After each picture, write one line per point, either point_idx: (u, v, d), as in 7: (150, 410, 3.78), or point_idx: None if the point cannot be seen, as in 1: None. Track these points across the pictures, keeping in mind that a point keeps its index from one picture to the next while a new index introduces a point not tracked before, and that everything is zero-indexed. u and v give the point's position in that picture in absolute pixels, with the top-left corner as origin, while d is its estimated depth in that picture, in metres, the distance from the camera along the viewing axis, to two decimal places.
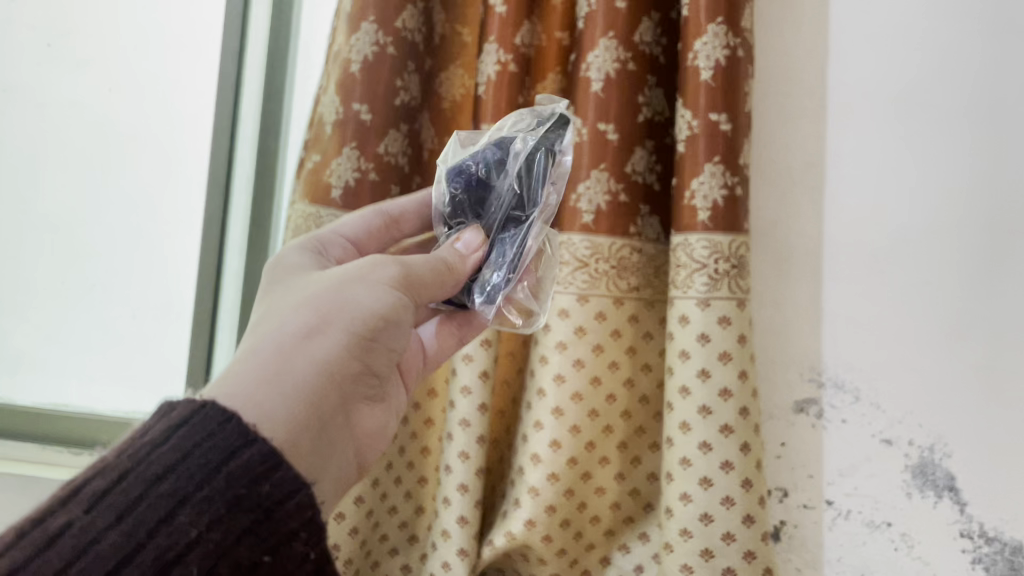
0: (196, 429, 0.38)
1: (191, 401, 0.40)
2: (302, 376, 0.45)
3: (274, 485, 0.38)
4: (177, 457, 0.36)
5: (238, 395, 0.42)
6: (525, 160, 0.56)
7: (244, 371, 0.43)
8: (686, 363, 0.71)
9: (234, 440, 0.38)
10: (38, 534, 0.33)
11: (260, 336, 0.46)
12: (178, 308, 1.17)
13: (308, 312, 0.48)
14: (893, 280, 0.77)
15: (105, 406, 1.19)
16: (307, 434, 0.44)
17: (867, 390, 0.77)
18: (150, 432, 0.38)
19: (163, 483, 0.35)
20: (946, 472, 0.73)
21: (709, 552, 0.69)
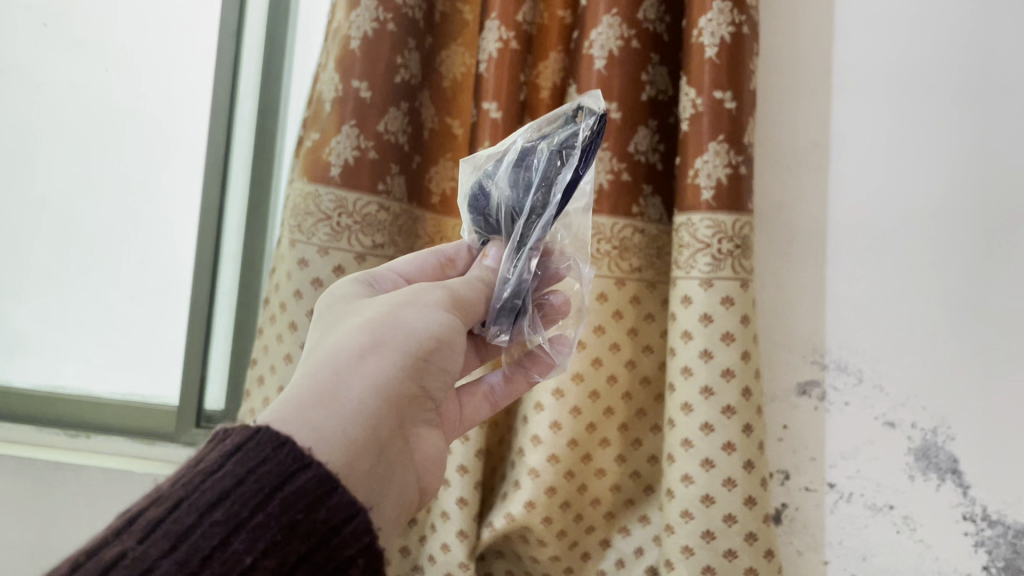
0: (251, 455, 0.36)
1: (246, 427, 0.38)
2: (359, 398, 0.43)
3: (330, 511, 0.36)
4: (230, 483, 0.35)
5: (296, 417, 0.40)
6: (520, 162, 0.53)
7: (300, 394, 0.42)
8: (688, 344, 0.70)
9: (287, 463, 0.36)
10: (92, 565, 0.31)
11: (315, 361, 0.45)
12: (175, 289, 1.16)
13: (364, 335, 0.46)
14: (898, 261, 0.76)
15: (101, 386, 1.18)
16: (363, 459, 0.42)
17: (870, 371, 0.76)
18: (204, 460, 0.36)
19: (217, 511, 0.34)
20: (949, 455, 0.73)
21: (710, 533, 0.69)
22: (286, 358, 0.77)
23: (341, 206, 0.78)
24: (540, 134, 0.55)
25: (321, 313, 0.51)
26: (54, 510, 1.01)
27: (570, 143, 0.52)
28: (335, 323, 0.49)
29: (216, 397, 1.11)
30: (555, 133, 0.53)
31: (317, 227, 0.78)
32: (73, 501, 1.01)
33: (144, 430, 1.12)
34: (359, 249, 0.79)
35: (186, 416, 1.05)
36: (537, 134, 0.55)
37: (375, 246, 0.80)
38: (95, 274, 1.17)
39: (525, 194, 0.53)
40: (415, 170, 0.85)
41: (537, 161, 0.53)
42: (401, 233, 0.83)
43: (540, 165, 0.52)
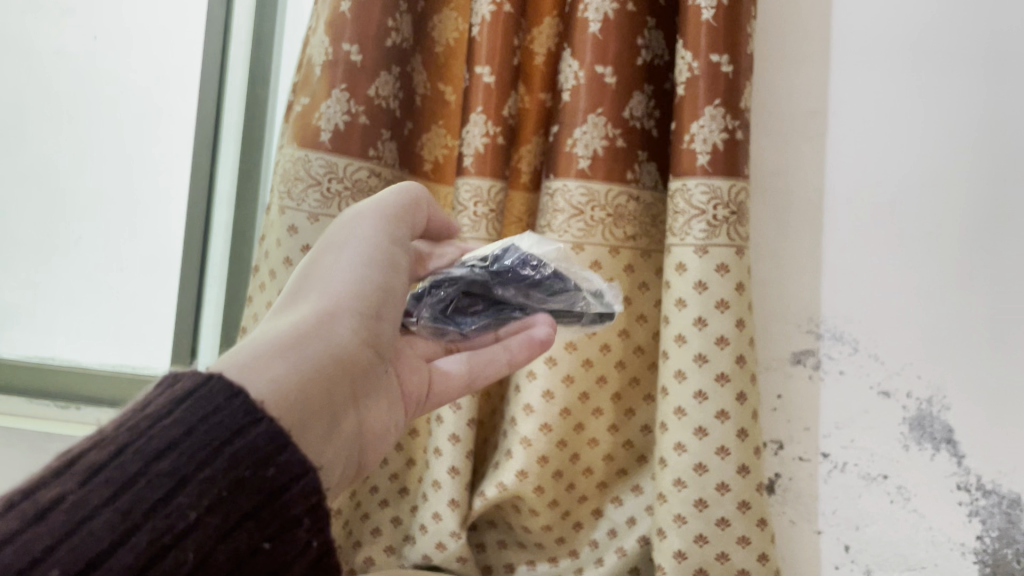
0: (202, 403, 0.34)
1: (198, 373, 0.36)
2: (318, 355, 0.42)
3: (278, 469, 0.33)
4: (180, 433, 0.32)
5: (259, 362, 0.39)
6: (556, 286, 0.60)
7: (260, 343, 0.41)
8: (682, 311, 0.70)
9: (238, 416, 0.34)
10: (27, 507, 0.29)
11: (279, 321, 0.44)
12: (165, 260, 1.15)
13: (331, 306, 0.46)
14: (896, 230, 0.75)
15: (91, 358, 1.17)
16: (315, 420, 0.41)
17: (866, 340, 0.75)
18: (151, 404, 0.34)
19: (163, 462, 0.31)
20: (944, 425, 0.72)
21: (703, 502, 0.68)
22: None
23: (331, 171, 0.76)
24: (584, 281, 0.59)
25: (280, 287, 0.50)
26: None
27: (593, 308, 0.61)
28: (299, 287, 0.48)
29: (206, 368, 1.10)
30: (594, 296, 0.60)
31: (306, 192, 0.76)
32: None
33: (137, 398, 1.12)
34: None
35: None
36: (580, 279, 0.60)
37: None
38: (85, 245, 1.16)
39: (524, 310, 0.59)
40: (407, 137, 0.84)
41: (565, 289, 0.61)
42: None
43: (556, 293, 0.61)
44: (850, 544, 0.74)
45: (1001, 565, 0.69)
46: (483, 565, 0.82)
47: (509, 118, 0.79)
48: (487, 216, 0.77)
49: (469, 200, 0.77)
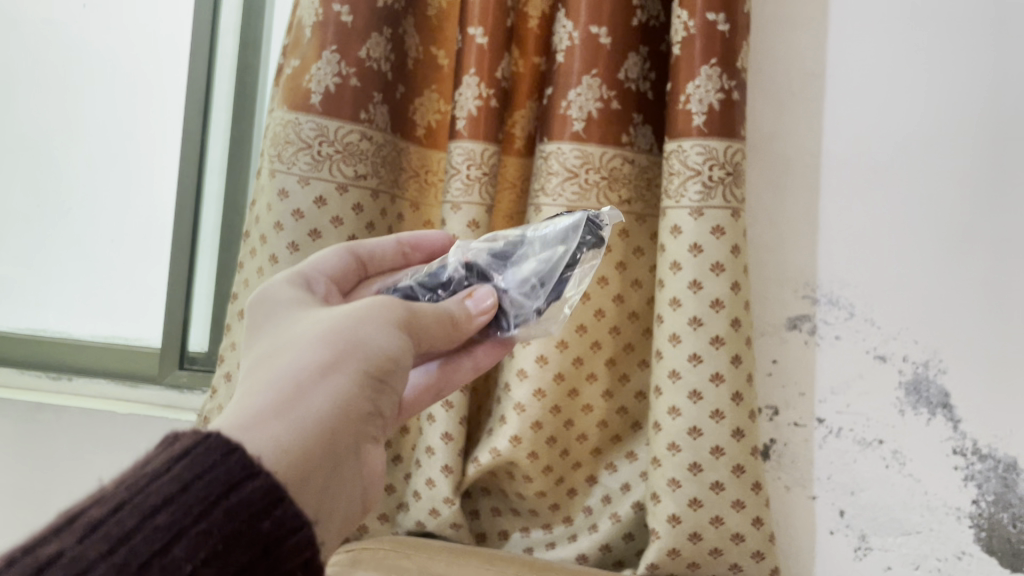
0: (200, 460, 0.32)
1: (197, 431, 0.34)
2: (322, 407, 0.39)
3: (275, 522, 0.32)
4: (176, 488, 0.31)
5: (257, 421, 0.36)
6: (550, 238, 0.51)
7: (257, 403, 0.38)
8: (677, 275, 0.69)
9: (235, 472, 0.32)
10: (27, 562, 0.28)
11: (274, 367, 0.40)
12: (158, 231, 1.13)
13: (322, 346, 0.42)
14: (894, 193, 0.74)
15: (83, 329, 1.16)
16: (322, 471, 0.38)
17: (862, 305, 0.75)
18: (150, 463, 0.33)
19: (159, 517, 0.30)
20: (940, 389, 0.72)
21: (697, 466, 0.68)
22: None
23: (321, 135, 0.76)
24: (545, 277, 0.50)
25: (256, 327, 0.45)
26: (37, 451, 1.00)
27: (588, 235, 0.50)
28: (295, 322, 0.45)
29: (199, 338, 1.10)
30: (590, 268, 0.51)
31: (297, 155, 0.75)
32: (56, 441, 0.99)
33: (124, 372, 1.09)
34: (341, 179, 0.77)
35: (170, 355, 1.04)
36: (557, 315, 0.52)
37: (357, 176, 0.78)
38: (76, 214, 1.15)
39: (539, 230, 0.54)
40: (399, 101, 0.83)
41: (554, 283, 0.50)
42: (384, 165, 0.81)
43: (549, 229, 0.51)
44: (845, 509, 0.74)
45: (997, 529, 0.69)
46: (477, 532, 0.83)
47: (503, 81, 0.78)
48: (480, 179, 0.76)
49: (462, 164, 0.76)
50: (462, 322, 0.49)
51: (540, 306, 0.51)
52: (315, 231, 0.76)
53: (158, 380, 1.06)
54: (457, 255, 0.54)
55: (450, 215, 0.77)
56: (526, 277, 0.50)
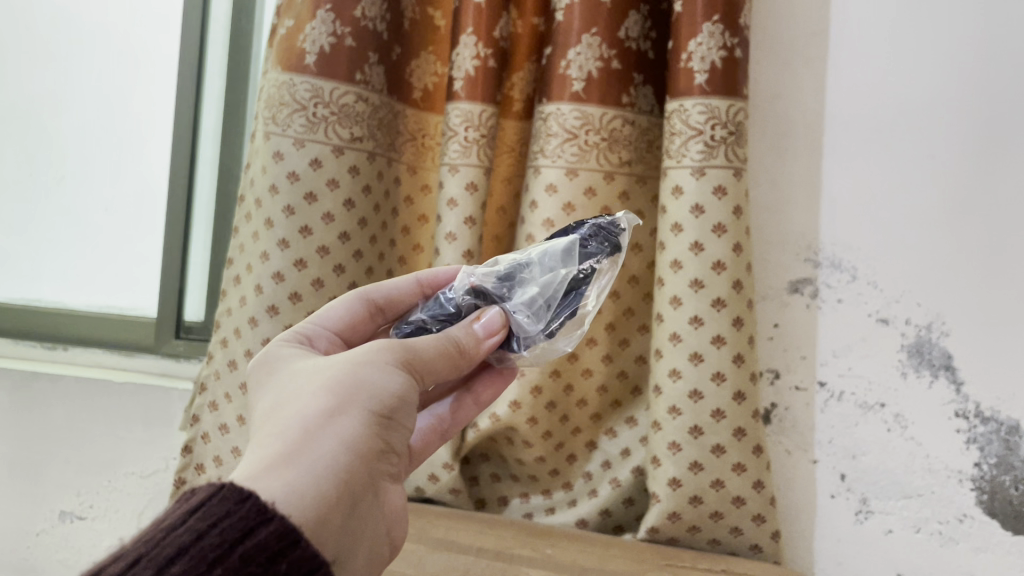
0: (213, 509, 0.33)
1: (213, 482, 0.35)
2: (330, 454, 0.38)
3: (291, 564, 0.32)
4: (190, 538, 0.31)
5: (262, 476, 0.35)
6: (555, 258, 0.48)
7: (268, 451, 0.37)
8: (678, 237, 0.68)
9: (250, 517, 0.32)
10: None
11: (279, 421, 0.39)
12: (152, 199, 1.12)
13: (324, 392, 0.40)
14: (898, 154, 0.73)
15: (77, 298, 1.15)
16: (337, 512, 0.37)
17: (865, 268, 0.74)
18: (167, 517, 0.33)
19: (174, 565, 0.30)
20: (943, 351, 0.71)
21: (698, 429, 0.68)
22: (262, 256, 0.74)
23: (316, 96, 0.74)
24: (550, 299, 0.48)
25: (262, 381, 0.44)
26: (33, 420, 0.99)
27: (593, 252, 0.49)
28: (305, 366, 0.44)
29: (194, 307, 1.09)
30: (598, 285, 0.50)
31: (292, 118, 0.74)
32: (51, 410, 0.98)
33: (117, 341, 1.08)
34: (336, 141, 0.75)
35: (166, 324, 1.04)
36: (569, 335, 0.50)
37: (353, 138, 0.76)
38: (70, 182, 1.14)
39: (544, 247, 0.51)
40: (395, 62, 0.81)
41: (559, 303, 0.48)
42: (380, 127, 0.79)
43: (554, 249, 0.49)
44: (846, 473, 0.74)
45: (999, 492, 0.68)
46: (477, 498, 0.82)
47: (501, 40, 0.77)
48: (478, 141, 0.75)
49: (459, 125, 0.75)
50: (468, 349, 0.47)
51: (547, 327, 0.48)
52: (310, 194, 0.74)
53: (153, 348, 1.04)
54: (464, 277, 0.51)
55: (448, 178, 0.76)
56: (532, 297, 0.48)
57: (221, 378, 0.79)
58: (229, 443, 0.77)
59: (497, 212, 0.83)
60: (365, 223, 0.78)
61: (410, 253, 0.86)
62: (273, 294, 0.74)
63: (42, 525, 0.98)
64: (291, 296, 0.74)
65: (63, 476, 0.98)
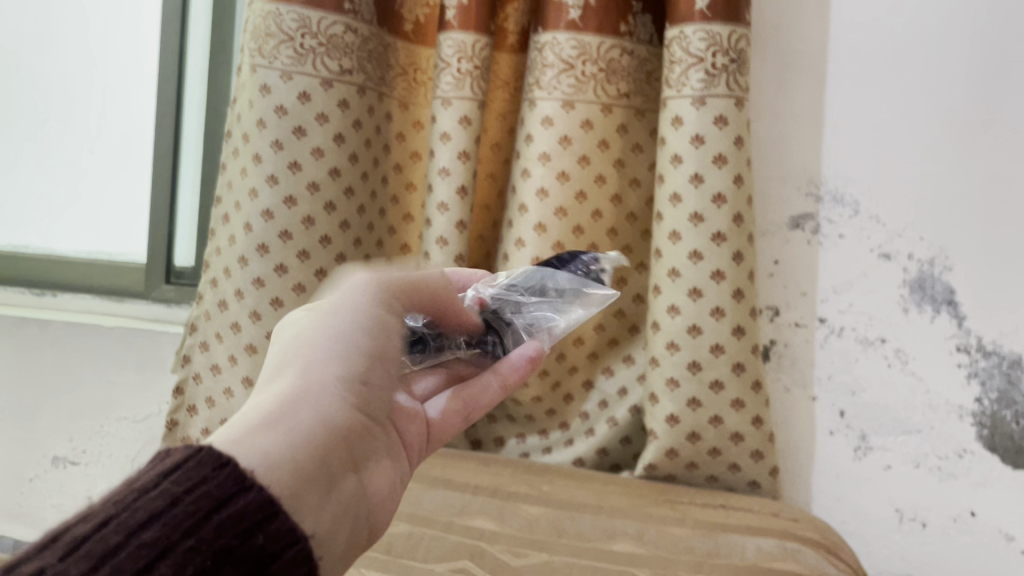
0: (190, 474, 0.30)
1: (189, 445, 0.32)
2: (310, 423, 0.35)
3: (269, 536, 0.30)
4: (165, 504, 0.28)
5: (237, 441, 0.33)
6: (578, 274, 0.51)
7: (247, 418, 0.35)
8: (678, 169, 0.66)
9: (228, 485, 0.30)
10: None
11: (267, 388, 0.37)
12: (139, 142, 1.09)
13: (314, 362, 0.38)
14: (904, 84, 0.71)
15: (66, 244, 1.13)
16: (322, 484, 0.35)
17: (867, 202, 0.72)
18: (138, 479, 0.30)
19: (147, 531, 0.27)
20: (945, 286, 0.70)
21: (696, 365, 0.67)
22: (251, 192, 0.73)
23: (304, 26, 0.72)
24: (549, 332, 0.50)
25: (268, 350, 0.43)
26: (23, 367, 0.98)
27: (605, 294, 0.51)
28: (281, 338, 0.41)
29: (185, 252, 1.07)
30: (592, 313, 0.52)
31: (279, 49, 0.72)
32: (41, 357, 0.97)
33: (106, 287, 1.06)
34: (325, 74, 0.73)
35: (156, 269, 1.02)
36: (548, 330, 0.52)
37: (342, 71, 0.74)
38: (53, 126, 1.11)
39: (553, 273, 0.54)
40: None
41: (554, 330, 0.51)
42: (371, 60, 0.77)
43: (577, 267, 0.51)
44: (845, 410, 0.73)
45: (1000, 427, 0.68)
46: (473, 439, 0.82)
47: None
48: (471, 72, 0.73)
49: (452, 56, 0.73)
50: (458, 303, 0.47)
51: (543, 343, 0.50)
52: (299, 128, 0.72)
53: (144, 293, 1.03)
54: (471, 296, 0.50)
55: (441, 111, 0.74)
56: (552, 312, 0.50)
57: (211, 318, 0.77)
58: (221, 384, 0.76)
59: (491, 148, 0.81)
60: (356, 159, 0.76)
61: (402, 191, 0.85)
62: (263, 232, 0.72)
63: (35, 470, 0.98)
64: (282, 234, 0.73)
65: (55, 423, 0.97)
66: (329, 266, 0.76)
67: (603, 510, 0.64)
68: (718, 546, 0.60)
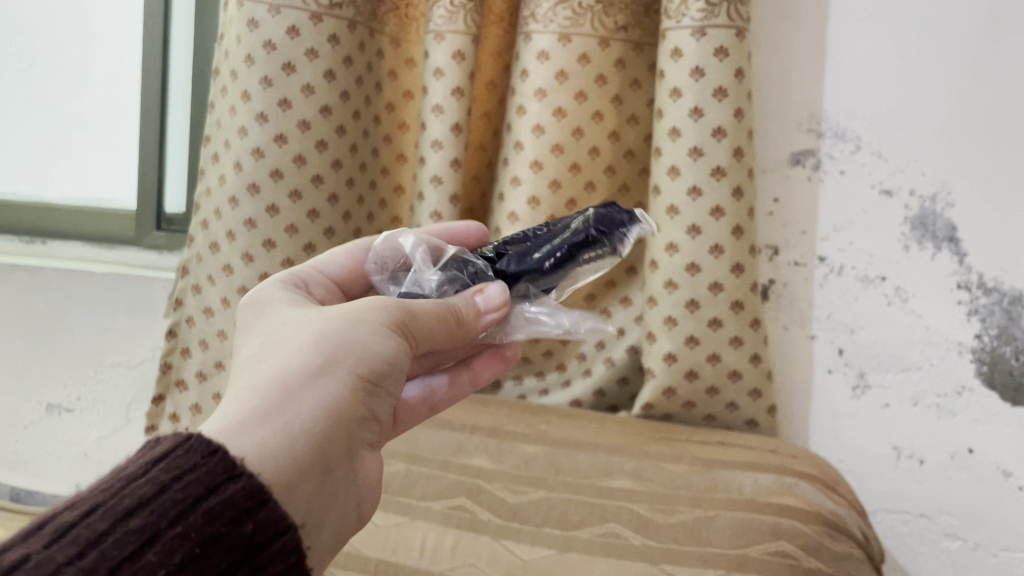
0: (178, 461, 0.28)
1: (179, 431, 0.30)
2: (310, 417, 0.33)
3: (258, 524, 0.28)
4: (152, 490, 0.27)
5: (231, 433, 0.31)
6: (605, 253, 0.46)
7: (243, 403, 0.33)
8: (677, 103, 0.65)
9: (217, 472, 0.28)
10: None
11: (263, 368, 0.35)
12: (125, 86, 1.06)
13: (309, 347, 0.36)
14: (911, 15, 0.69)
15: (56, 192, 1.11)
16: (310, 481, 0.33)
17: (869, 138, 0.71)
18: (126, 467, 0.28)
19: (134, 520, 0.26)
20: (947, 223, 0.69)
21: (694, 303, 0.66)
22: (241, 131, 0.71)
23: None
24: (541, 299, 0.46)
25: (253, 321, 0.40)
26: (15, 316, 0.97)
27: (608, 257, 0.46)
28: (287, 317, 0.39)
29: (175, 198, 1.05)
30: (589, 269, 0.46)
31: None
32: (32, 306, 0.96)
33: (97, 236, 1.04)
34: (314, 7, 0.70)
35: (146, 215, 1.01)
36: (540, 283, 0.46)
37: (332, 4, 0.71)
38: (38, 70, 1.09)
39: (542, 232, 0.47)
40: None
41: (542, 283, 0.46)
42: None
43: (610, 245, 0.45)
44: (844, 348, 0.73)
45: (999, 363, 0.68)
46: None
47: None
48: (465, 5, 0.71)
49: None
50: (466, 318, 0.41)
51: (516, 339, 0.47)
52: (288, 64, 0.70)
53: (137, 241, 1.02)
54: (501, 285, 0.43)
55: (434, 46, 0.72)
56: (560, 329, 0.46)
57: (203, 261, 0.76)
58: (214, 326, 0.76)
59: (485, 87, 0.79)
60: (347, 98, 0.74)
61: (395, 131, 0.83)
62: (253, 171, 0.71)
63: (30, 417, 0.98)
64: (272, 174, 0.71)
65: (48, 369, 0.96)
66: (322, 207, 0.74)
67: (599, 448, 0.64)
68: (716, 481, 0.60)
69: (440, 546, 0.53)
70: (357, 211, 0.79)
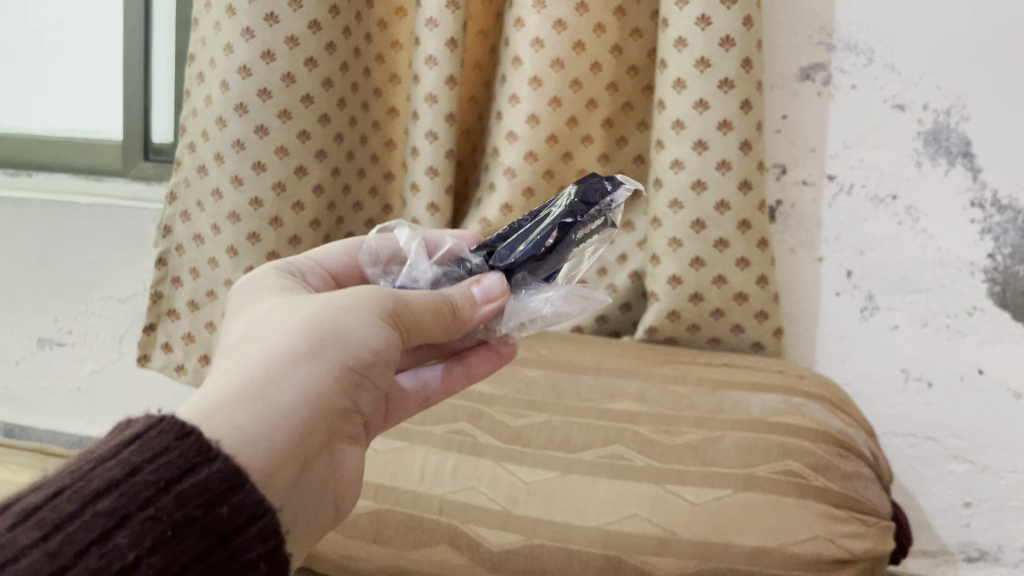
0: (150, 443, 0.26)
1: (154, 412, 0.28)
2: (291, 401, 0.32)
3: (235, 507, 0.26)
4: (122, 472, 0.25)
5: (211, 416, 0.29)
6: (597, 226, 0.41)
7: (222, 386, 0.31)
8: (683, 12, 0.61)
9: (190, 455, 0.26)
10: None
11: (245, 352, 0.33)
12: (106, 10, 1.02)
13: (295, 330, 0.34)
14: None
15: (39, 124, 1.08)
16: (288, 468, 0.31)
17: (882, 49, 0.68)
18: (96, 446, 0.26)
19: (101, 503, 0.24)
20: (962, 137, 0.66)
21: (700, 223, 0.64)
22: (226, 48, 0.68)
23: None
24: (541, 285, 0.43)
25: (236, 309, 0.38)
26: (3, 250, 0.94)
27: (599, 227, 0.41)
28: (272, 303, 0.37)
29: (162, 127, 1.02)
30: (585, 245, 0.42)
31: None
32: (19, 240, 0.94)
33: (84, 168, 1.01)
34: None
35: (132, 146, 0.98)
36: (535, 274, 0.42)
37: None
38: None
39: (532, 217, 0.43)
40: None
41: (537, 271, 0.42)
42: None
43: (596, 217, 0.40)
44: (852, 270, 0.71)
45: (1012, 282, 0.66)
46: None
47: None
48: None
49: None
50: (462, 311, 0.40)
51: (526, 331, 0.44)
52: None
53: (123, 171, 0.99)
54: (498, 275, 0.41)
55: None
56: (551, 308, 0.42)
57: (190, 185, 0.74)
58: (205, 254, 0.74)
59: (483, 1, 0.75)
60: (337, 12, 0.70)
61: (387, 49, 0.80)
62: (241, 90, 0.68)
63: (21, 353, 0.97)
64: (261, 93, 0.68)
65: (37, 304, 0.95)
66: (313, 129, 0.71)
67: (602, 372, 0.62)
68: (722, 403, 0.58)
69: (441, 470, 0.53)
70: (349, 134, 0.76)
